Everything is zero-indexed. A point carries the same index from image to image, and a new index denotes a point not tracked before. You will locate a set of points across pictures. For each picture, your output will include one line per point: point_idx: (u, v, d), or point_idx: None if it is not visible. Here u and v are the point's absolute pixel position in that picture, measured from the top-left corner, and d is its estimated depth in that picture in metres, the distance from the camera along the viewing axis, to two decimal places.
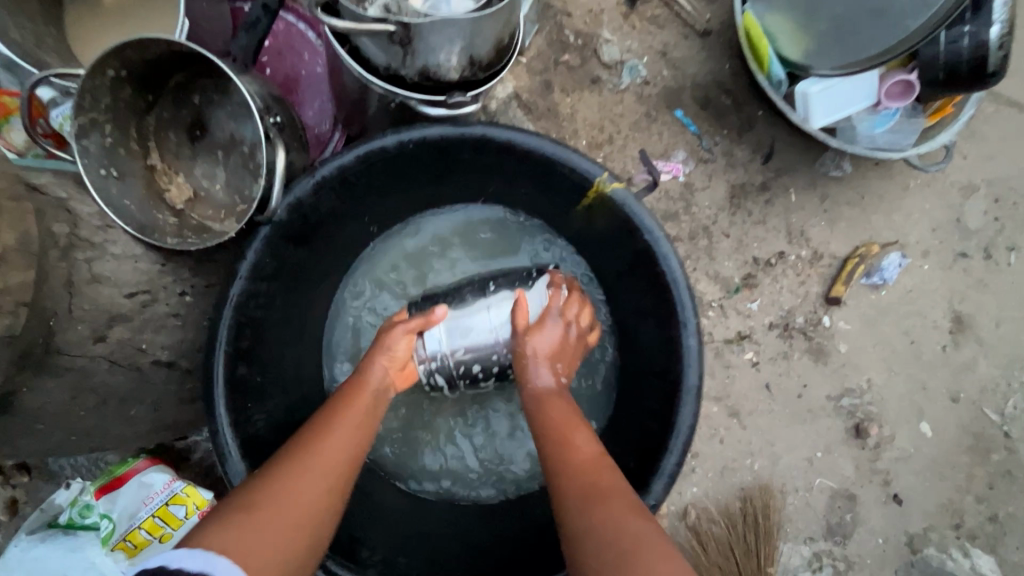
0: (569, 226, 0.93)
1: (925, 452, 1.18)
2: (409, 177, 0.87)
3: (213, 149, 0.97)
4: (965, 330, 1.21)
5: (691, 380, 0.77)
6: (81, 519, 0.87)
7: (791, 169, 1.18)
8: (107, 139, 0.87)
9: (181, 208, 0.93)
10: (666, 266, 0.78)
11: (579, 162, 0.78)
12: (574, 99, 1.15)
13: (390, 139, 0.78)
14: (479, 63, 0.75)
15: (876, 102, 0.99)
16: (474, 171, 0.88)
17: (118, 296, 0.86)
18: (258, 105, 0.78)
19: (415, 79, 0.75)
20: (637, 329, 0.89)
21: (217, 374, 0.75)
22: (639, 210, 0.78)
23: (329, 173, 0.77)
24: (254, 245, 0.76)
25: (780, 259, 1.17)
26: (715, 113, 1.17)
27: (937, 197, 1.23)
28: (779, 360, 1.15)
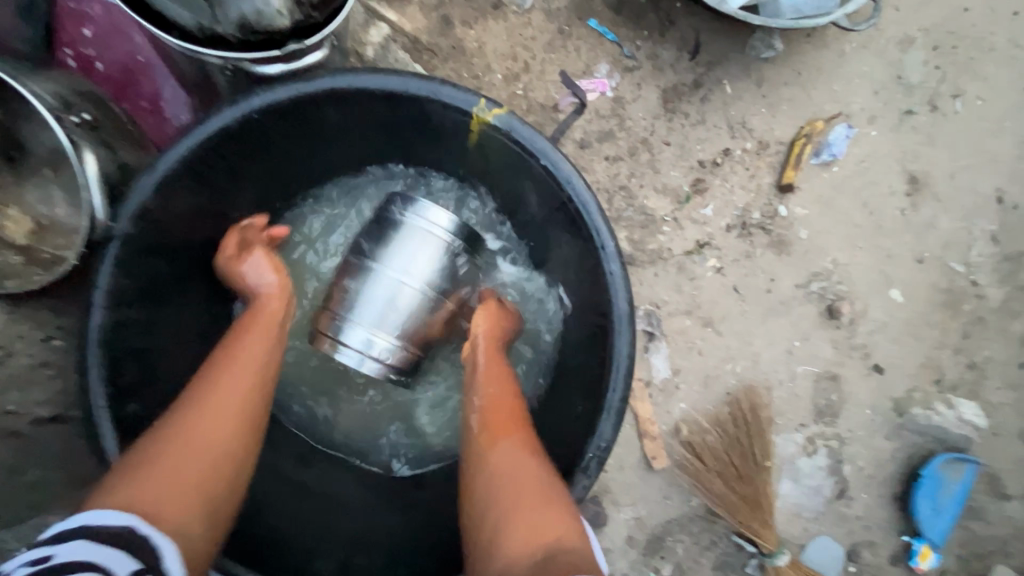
0: (471, 164, 0.89)
1: (899, 318, 1.19)
2: (271, 150, 0.81)
3: (38, 169, 0.88)
4: (921, 189, 1.19)
5: (621, 306, 0.74)
6: None
7: (722, 60, 1.12)
8: None
9: (27, 244, 0.86)
10: (570, 187, 0.74)
11: (450, 95, 0.72)
12: (479, 30, 1.06)
13: (227, 116, 0.70)
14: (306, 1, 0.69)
15: None
16: (343, 128, 0.82)
17: None
18: (51, 109, 0.76)
19: (236, 37, 0.69)
20: (569, 259, 0.85)
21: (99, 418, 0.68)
22: (527, 132, 0.73)
23: (167, 170, 0.69)
24: (102, 268, 0.69)
25: (727, 156, 1.12)
26: (632, 14, 1.09)
27: (875, 58, 1.17)
28: (743, 260, 1.13)
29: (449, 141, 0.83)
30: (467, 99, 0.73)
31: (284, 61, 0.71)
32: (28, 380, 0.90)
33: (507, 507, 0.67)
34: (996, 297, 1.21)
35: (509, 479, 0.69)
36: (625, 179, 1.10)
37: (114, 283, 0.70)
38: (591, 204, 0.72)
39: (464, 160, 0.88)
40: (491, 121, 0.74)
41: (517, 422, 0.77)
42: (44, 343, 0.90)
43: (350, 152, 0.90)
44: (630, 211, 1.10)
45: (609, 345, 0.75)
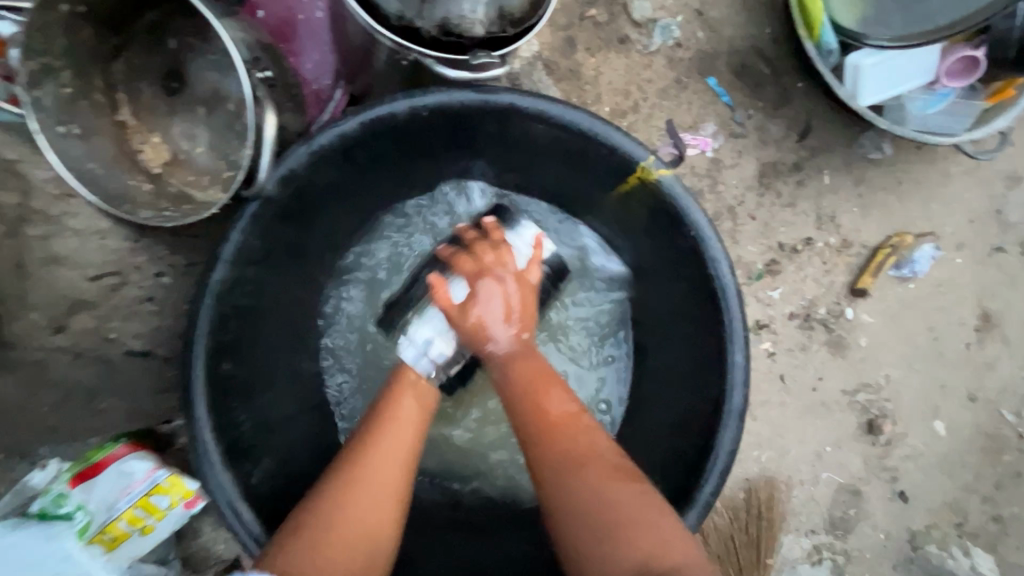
0: (607, 218, 0.84)
1: (936, 451, 1.15)
2: (424, 152, 0.78)
3: (193, 104, 0.85)
4: (991, 328, 1.16)
5: (735, 401, 0.70)
6: (54, 510, 0.76)
7: (828, 149, 1.10)
8: (63, 88, 0.78)
9: (158, 172, 0.84)
10: (712, 263, 0.71)
11: (624, 143, 0.69)
12: (599, 60, 1.05)
13: (401, 105, 0.68)
14: (509, 16, 0.67)
15: (933, 81, 0.91)
16: (502, 147, 0.78)
17: (81, 280, 0.88)
18: (244, 57, 0.69)
19: (432, 33, 0.67)
20: (680, 328, 0.80)
21: (195, 374, 0.66)
22: (686, 200, 0.71)
23: (326, 143, 0.68)
24: (240, 223, 0.68)
25: (807, 245, 1.10)
26: (752, 83, 1.07)
27: (978, 186, 1.15)
28: (797, 351, 1.11)
29: (592, 188, 0.80)
30: (640, 153, 0.70)
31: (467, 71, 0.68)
32: (130, 312, 0.88)
33: (603, 525, 0.60)
34: None
35: (592, 499, 0.61)
36: None
37: (249, 238, 0.68)
38: (733, 291, 0.68)
39: (597, 210, 0.84)
40: (653, 179, 0.71)
41: (583, 417, 0.65)
42: (154, 279, 0.89)
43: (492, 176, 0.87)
44: None
45: (712, 437, 0.71)
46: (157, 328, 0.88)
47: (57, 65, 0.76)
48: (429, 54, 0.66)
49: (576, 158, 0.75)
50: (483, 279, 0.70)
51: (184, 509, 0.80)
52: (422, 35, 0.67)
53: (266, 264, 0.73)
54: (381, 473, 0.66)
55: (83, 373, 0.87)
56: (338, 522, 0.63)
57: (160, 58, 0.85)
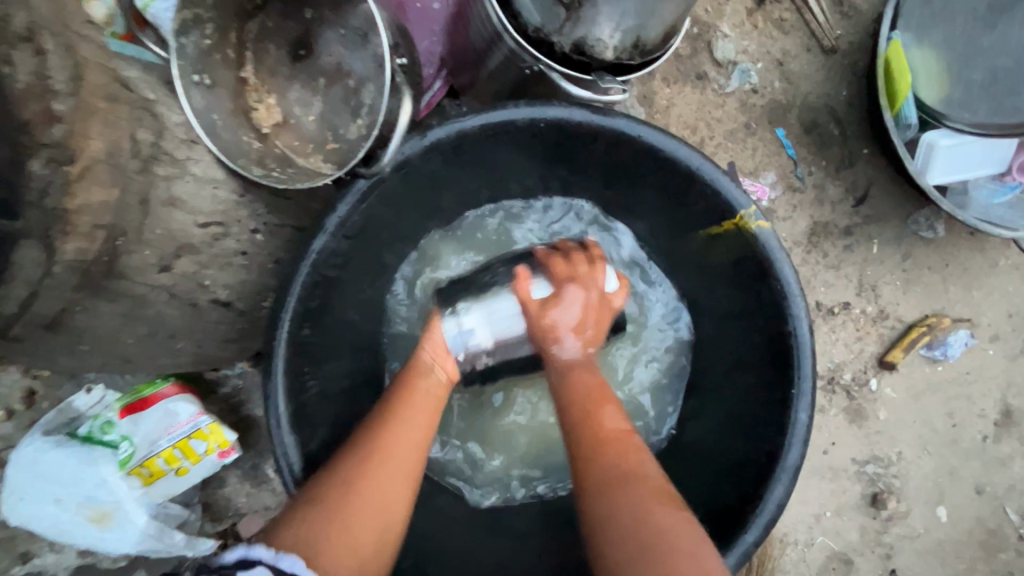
0: (688, 253, 0.84)
1: (934, 535, 1.15)
2: (526, 158, 0.78)
3: (314, 75, 0.84)
4: (1010, 425, 1.16)
5: (791, 459, 0.70)
6: (100, 435, 0.85)
7: (881, 219, 1.10)
8: (204, 39, 0.77)
9: (266, 132, 0.82)
10: (795, 324, 0.70)
11: (728, 188, 0.69)
12: (673, 92, 1.06)
13: (522, 114, 0.68)
14: (640, 47, 0.66)
15: (1003, 171, 0.91)
16: (598, 167, 0.78)
17: (191, 223, 0.75)
18: (388, 41, 0.70)
19: (564, 50, 0.66)
20: (744, 377, 0.80)
21: (279, 336, 0.67)
22: (780, 254, 0.69)
23: (442, 138, 0.68)
24: (346, 199, 0.68)
25: (844, 309, 1.11)
26: (819, 141, 1.08)
27: (1023, 282, 1.15)
28: (815, 413, 1.11)
29: (680, 222, 0.80)
30: (744, 199, 0.68)
31: (590, 92, 0.68)
32: (224, 262, 0.80)
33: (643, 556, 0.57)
34: None
35: (628, 530, 0.59)
36: None
37: (351, 216, 0.68)
38: (810, 353, 0.68)
39: (680, 243, 0.84)
40: (751, 229, 0.70)
41: (636, 442, 0.67)
42: (251, 235, 0.82)
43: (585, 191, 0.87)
44: None
45: (761, 488, 0.71)
46: (244, 282, 0.83)
47: (203, 16, 0.76)
48: (557, 69, 0.66)
49: (674, 192, 0.75)
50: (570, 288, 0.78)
51: (217, 458, 0.87)
52: (554, 51, 0.66)
53: (357, 243, 0.73)
54: (399, 448, 0.68)
55: (165, 310, 0.77)
56: (352, 506, 0.62)
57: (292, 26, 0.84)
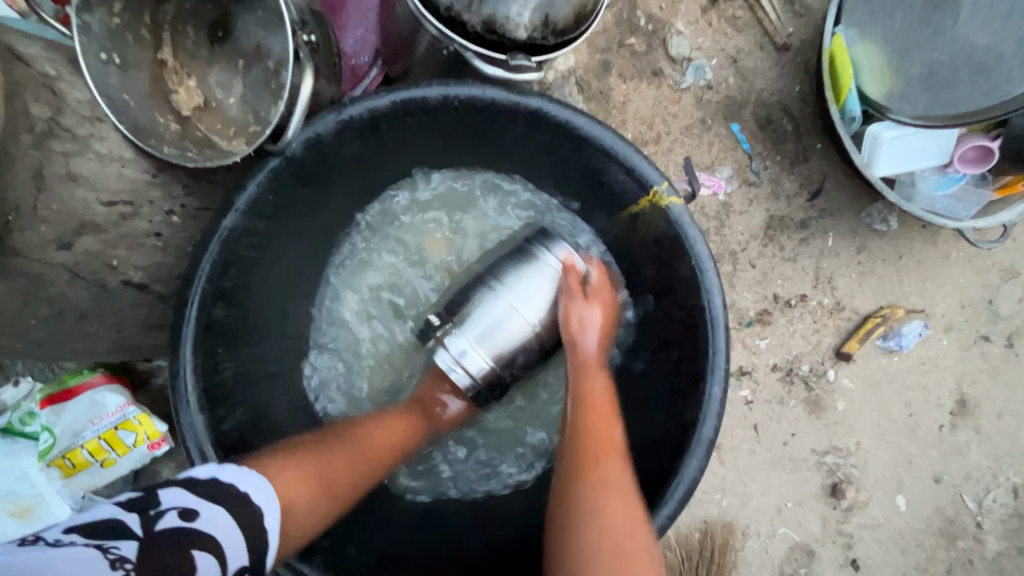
0: (606, 232, 0.84)
1: (894, 524, 1.16)
2: (445, 138, 0.78)
3: (233, 57, 0.83)
4: (967, 414, 1.18)
5: (706, 431, 0.70)
6: (19, 426, 0.82)
7: (836, 213, 1.12)
8: (111, 18, 0.74)
9: (187, 115, 0.80)
10: (710, 302, 0.70)
11: (637, 162, 0.69)
12: (630, 87, 1.07)
13: (435, 91, 0.67)
14: (552, 26, 0.67)
15: (946, 163, 0.93)
16: (518, 148, 0.78)
17: (93, 200, 0.73)
18: (292, 18, 0.68)
19: (477, 29, 0.66)
20: (665, 355, 0.81)
21: (188, 315, 0.66)
22: (692, 232, 0.70)
23: (357, 116, 0.67)
24: (258, 175, 0.66)
25: (801, 302, 1.12)
26: (774, 136, 1.10)
27: (975, 274, 1.17)
28: (774, 404, 1.12)
29: (600, 202, 0.80)
30: (654, 176, 0.69)
31: (505, 70, 0.68)
32: (136, 243, 0.78)
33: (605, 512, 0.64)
34: (992, 547, 1.18)
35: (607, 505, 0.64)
36: None
37: (259, 195, 0.67)
38: (724, 327, 0.68)
39: (602, 223, 0.84)
40: (664, 207, 0.71)
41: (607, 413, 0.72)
42: (165, 216, 0.79)
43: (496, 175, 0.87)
44: None
45: (677, 461, 0.71)
46: (158, 264, 0.80)
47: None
48: (472, 49, 0.66)
49: (591, 170, 0.75)
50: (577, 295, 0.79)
51: (147, 450, 0.87)
52: (466, 28, 0.66)
53: (274, 223, 0.72)
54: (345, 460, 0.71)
55: (70, 291, 0.75)
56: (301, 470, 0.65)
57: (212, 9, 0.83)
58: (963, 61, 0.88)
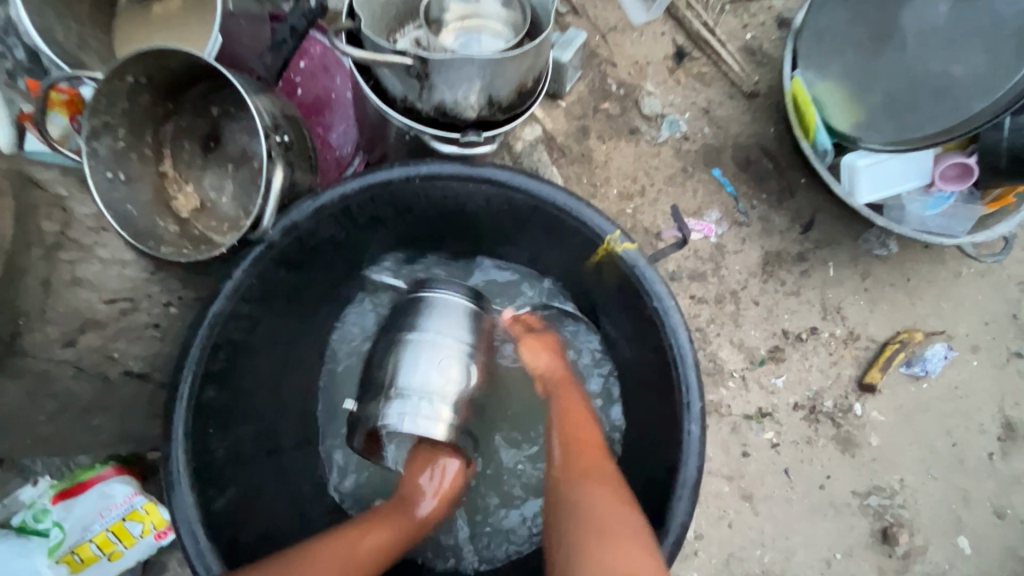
0: (581, 283, 0.86)
1: (962, 571, 1.05)
2: (416, 214, 0.83)
3: (224, 162, 0.92)
4: (1016, 439, 1.10)
5: (690, 470, 0.69)
6: (35, 523, 0.84)
7: (833, 242, 1.12)
8: (117, 142, 0.82)
9: (185, 217, 0.88)
10: (675, 338, 0.71)
11: (589, 217, 0.72)
12: (609, 147, 1.13)
13: (397, 173, 0.73)
14: (499, 104, 0.71)
15: (928, 184, 0.93)
16: (485, 215, 0.82)
17: (95, 300, 0.81)
18: (265, 122, 0.74)
19: (431, 114, 0.72)
20: (648, 398, 0.80)
21: (180, 394, 0.68)
22: (648, 273, 0.72)
23: (329, 202, 0.72)
24: (242, 265, 0.71)
25: (812, 335, 1.10)
26: (756, 176, 1.13)
27: (992, 289, 1.14)
28: (802, 445, 1.06)
29: (571, 256, 0.82)
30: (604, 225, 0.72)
31: (458, 145, 0.75)
32: (134, 335, 0.83)
33: None
34: None
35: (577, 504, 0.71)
36: (703, 322, 1.09)
37: (242, 283, 0.71)
38: (692, 365, 0.68)
39: (573, 270, 0.86)
40: (618, 253, 0.73)
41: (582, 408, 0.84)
42: (163, 307, 0.85)
43: (467, 240, 0.91)
44: (700, 354, 1.08)
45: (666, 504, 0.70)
46: (158, 354, 0.85)
47: (114, 123, 0.81)
48: (429, 132, 0.72)
49: (554, 228, 0.78)
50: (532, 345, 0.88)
51: (153, 539, 0.89)
52: (422, 115, 0.72)
53: (262, 304, 0.76)
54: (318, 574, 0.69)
55: (74, 386, 0.81)
56: None
57: (201, 122, 0.91)
58: (920, 87, 0.87)
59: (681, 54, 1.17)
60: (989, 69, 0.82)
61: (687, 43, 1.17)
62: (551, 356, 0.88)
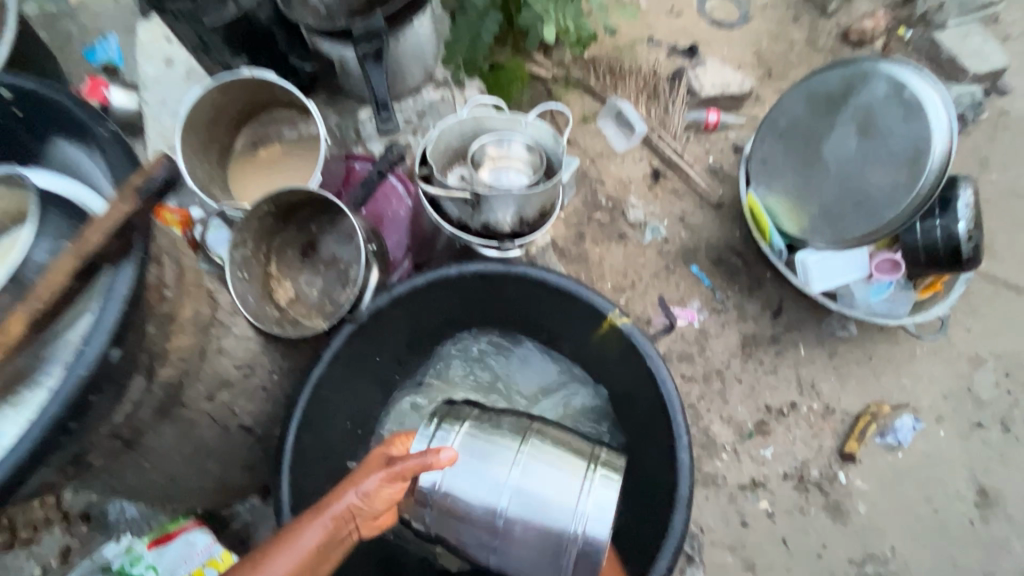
0: (588, 354, 1.00)
1: None
2: (461, 302, 0.98)
3: (317, 262, 0.94)
4: (993, 505, 1.19)
5: (683, 488, 0.79)
6: (126, 569, 0.83)
7: (801, 326, 1.29)
8: (247, 251, 0.86)
9: (283, 306, 0.90)
10: (667, 393, 0.83)
11: (595, 298, 0.88)
12: (602, 248, 1.34)
13: (453, 269, 0.89)
14: (527, 220, 0.85)
15: (868, 275, 1.11)
16: (517, 302, 0.98)
17: (230, 367, 0.81)
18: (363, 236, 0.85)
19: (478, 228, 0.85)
20: (647, 442, 0.91)
21: (286, 447, 0.79)
22: (639, 337, 0.87)
23: (404, 291, 0.88)
24: (336, 340, 0.85)
25: (793, 409, 1.22)
26: (728, 271, 1.33)
27: (946, 365, 1.29)
28: (796, 513, 1.14)
29: (580, 331, 0.97)
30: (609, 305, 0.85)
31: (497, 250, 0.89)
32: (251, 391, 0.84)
33: None
34: None
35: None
36: (694, 399, 1.22)
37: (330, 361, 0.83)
38: (676, 402, 0.81)
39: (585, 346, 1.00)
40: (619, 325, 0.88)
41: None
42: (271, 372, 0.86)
43: (500, 324, 1.05)
44: (694, 428, 1.20)
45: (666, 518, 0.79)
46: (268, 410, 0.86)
47: (241, 237, 0.84)
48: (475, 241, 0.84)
49: (566, 308, 0.94)
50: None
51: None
52: (471, 230, 0.85)
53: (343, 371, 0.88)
54: None
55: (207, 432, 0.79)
56: None
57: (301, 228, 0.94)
58: (846, 199, 1.06)
59: (657, 174, 1.42)
60: (896, 186, 0.99)
61: (661, 165, 1.43)
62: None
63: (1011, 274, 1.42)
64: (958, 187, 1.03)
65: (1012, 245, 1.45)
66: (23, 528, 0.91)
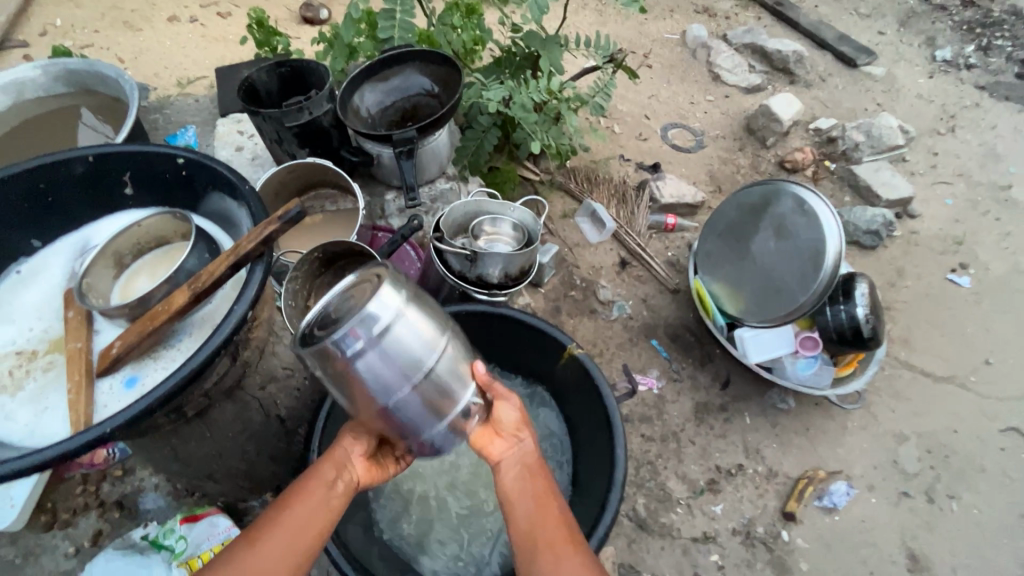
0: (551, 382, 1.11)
1: None
2: None
3: None
4: (922, 570, 1.30)
5: (618, 475, 0.90)
6: (162, 540, 0.97)
7: (746, 397, 1.47)
8: (293, 286, 0.87)
9: None
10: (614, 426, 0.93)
11: (552, 331, 1.01)
12: (576, 321, 1.56)
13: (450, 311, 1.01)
14: (510, 276, 1.02)
15: (794, 350, 1.33)
16: (495, 337, 1.09)
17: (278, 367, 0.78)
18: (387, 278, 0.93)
19: (473, 280, 1.01)
20: (593, 449, 1.01)
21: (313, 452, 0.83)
22: (599, 377, 0.98)
23: None
24: None
25: (740, 470, 1.37)
26: (683, 346, 1.54)
27: (873, 439, 1.47)
28: (744, 568, 1.25)
29: (545, 360, 1.08)
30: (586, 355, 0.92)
31: (488, 294, 1.02)
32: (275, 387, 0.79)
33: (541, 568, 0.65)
34: None
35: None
36: (653, 456, 1.37)
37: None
38: (615, 411, 0.92)
39: (556, 385, 1.10)
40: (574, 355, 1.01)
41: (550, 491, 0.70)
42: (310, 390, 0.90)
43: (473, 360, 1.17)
44: (652, 483, 1.34)
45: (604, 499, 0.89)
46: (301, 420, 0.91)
47: (295, 276, 0.87)
48: (472, 288, 1.01)
49: (533, 341, 1.06)
50: (511, 397, 0.70)
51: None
52: (468, 280, 1.02)
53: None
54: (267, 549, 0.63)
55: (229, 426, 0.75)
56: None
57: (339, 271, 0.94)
58: (770, 287, 1.31)
59: (624, 263, 1.68)
60: (804, 278, 1.25)
61: (628, 256, 1.70)
62: (512, 400, 0.70)
63: (926, 364, 1.65)
64: (856, 281, 1.28)
65: (926, 340, 1.70)
66: (64, 512, 1.07)
